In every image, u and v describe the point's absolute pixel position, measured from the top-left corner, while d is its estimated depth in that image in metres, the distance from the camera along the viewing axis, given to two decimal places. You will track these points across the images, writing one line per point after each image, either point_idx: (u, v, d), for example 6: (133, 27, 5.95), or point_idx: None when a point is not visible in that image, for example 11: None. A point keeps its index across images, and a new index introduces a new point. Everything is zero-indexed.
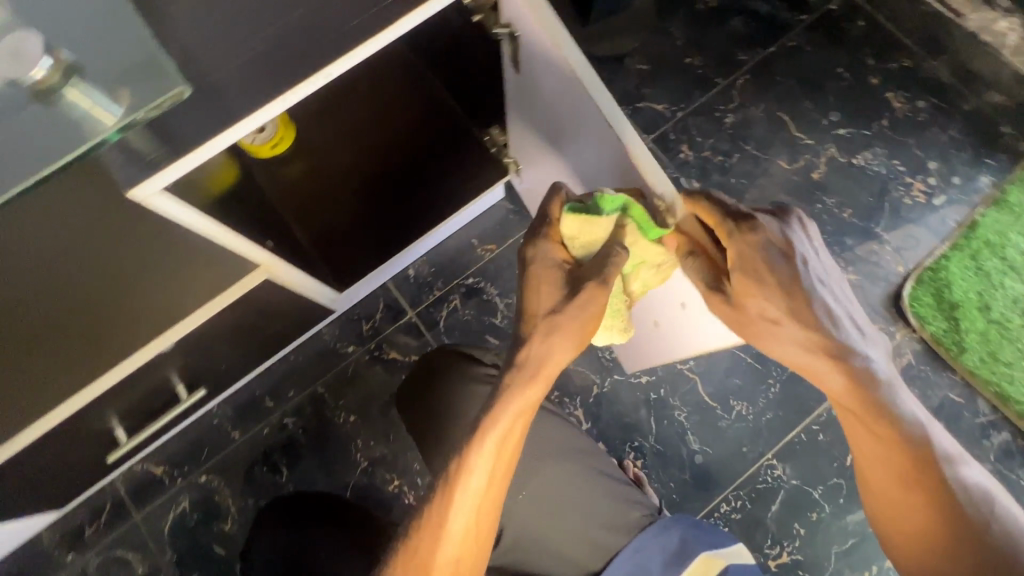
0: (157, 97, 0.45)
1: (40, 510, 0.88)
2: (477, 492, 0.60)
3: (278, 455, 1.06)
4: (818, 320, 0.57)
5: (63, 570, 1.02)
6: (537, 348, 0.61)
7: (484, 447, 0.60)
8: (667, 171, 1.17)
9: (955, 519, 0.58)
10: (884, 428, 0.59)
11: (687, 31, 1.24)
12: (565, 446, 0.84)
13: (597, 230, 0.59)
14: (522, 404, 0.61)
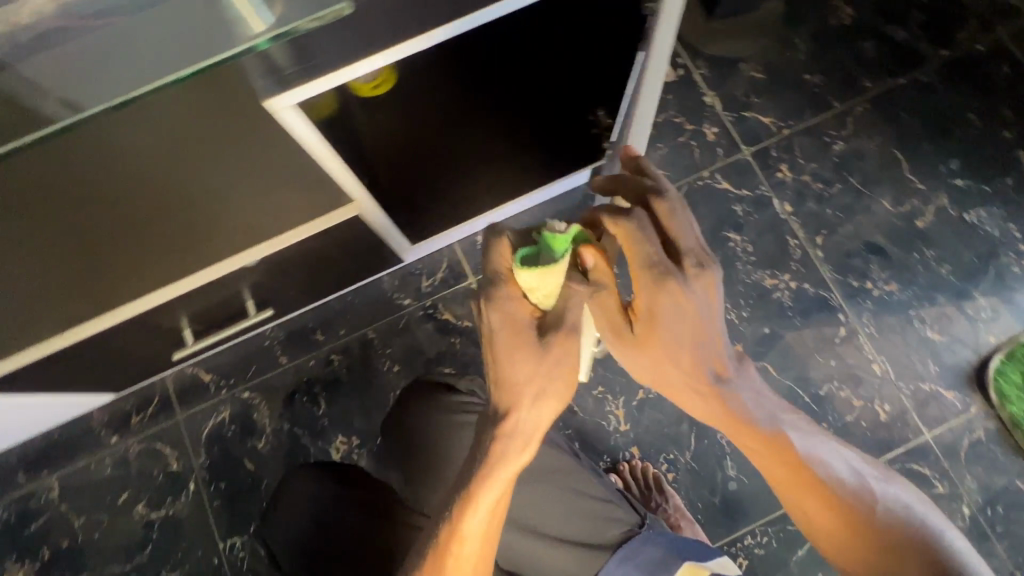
0: (317, 11, 0.45)
1: (100, 389, 0.93)
2: (472, 552, 0.59)
3: (318, 387, 1.08)
4: (696, 348, 0.57)
5: (105, 449, 1.07)
6: (529, 418, 0.58)
7: (477, 513, 0.58)
8: (760, 188, 1.12)
9: (871, 526, 0.57)
10: (779, 458, 0.58)
11: (812, 45, 1.17)
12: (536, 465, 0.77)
13: (558, 280, 0.54)
14: (512, 467, 0.58)
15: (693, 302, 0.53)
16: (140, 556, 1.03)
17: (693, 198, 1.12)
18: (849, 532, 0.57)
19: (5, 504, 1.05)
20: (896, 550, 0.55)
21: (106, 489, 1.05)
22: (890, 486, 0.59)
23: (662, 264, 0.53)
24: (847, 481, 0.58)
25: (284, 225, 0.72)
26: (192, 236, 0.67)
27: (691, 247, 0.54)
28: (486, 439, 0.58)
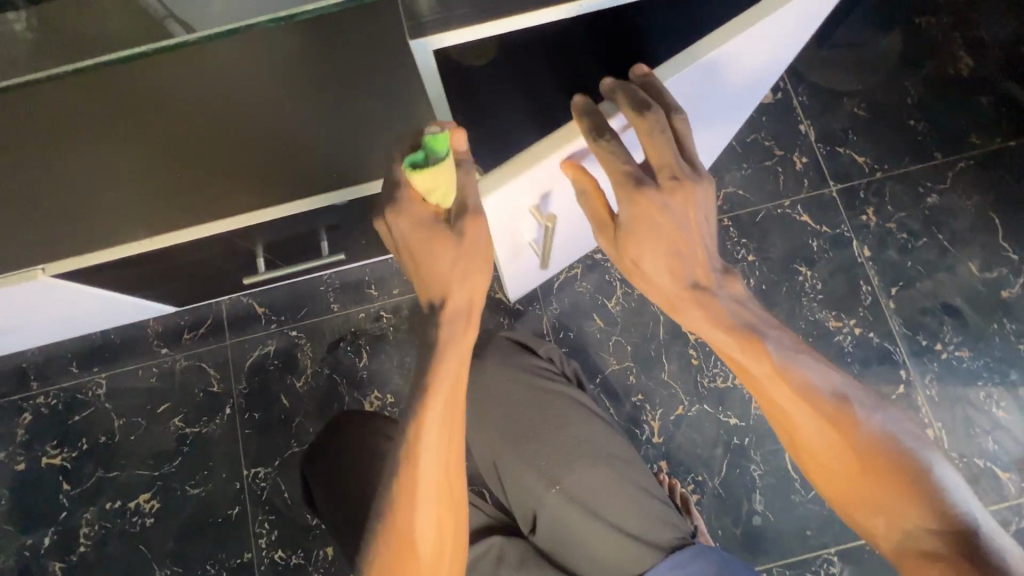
0: None
1: (165, 299, 0.96)
2: (437, 448, 0.59)
3: (364, 340, 1.10)
4: (687, 253, 0.60)
5: (153, 359, 1.11)
6: (459, 298, 0.60)
7: (435, 401, 0.59)
8: (841, 226, 1.08)
9: (882, 461, 0.54)
10: (762, 376, 0.58)
11: (923, 91, 1.12)
12: (604, 448, 0.78)
13: (448, 176, 0.54)
14: (458, 350, 0.61)
15: (674, 213, 0.57)
16: (169, 466, 1.06)
17: (769, 225, 1.09)
18: (838, 454, 0.56)
19: (55, 391, 1.10)
20: (889, 477, 0.54)
21: (148, 396, 1.09)
22: (889, 416, 0.58)
23: (638, 175, 0.55)
24: (840, 404, 0.57)
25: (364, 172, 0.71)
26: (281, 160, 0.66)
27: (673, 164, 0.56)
28: (431, 330, 0.61)
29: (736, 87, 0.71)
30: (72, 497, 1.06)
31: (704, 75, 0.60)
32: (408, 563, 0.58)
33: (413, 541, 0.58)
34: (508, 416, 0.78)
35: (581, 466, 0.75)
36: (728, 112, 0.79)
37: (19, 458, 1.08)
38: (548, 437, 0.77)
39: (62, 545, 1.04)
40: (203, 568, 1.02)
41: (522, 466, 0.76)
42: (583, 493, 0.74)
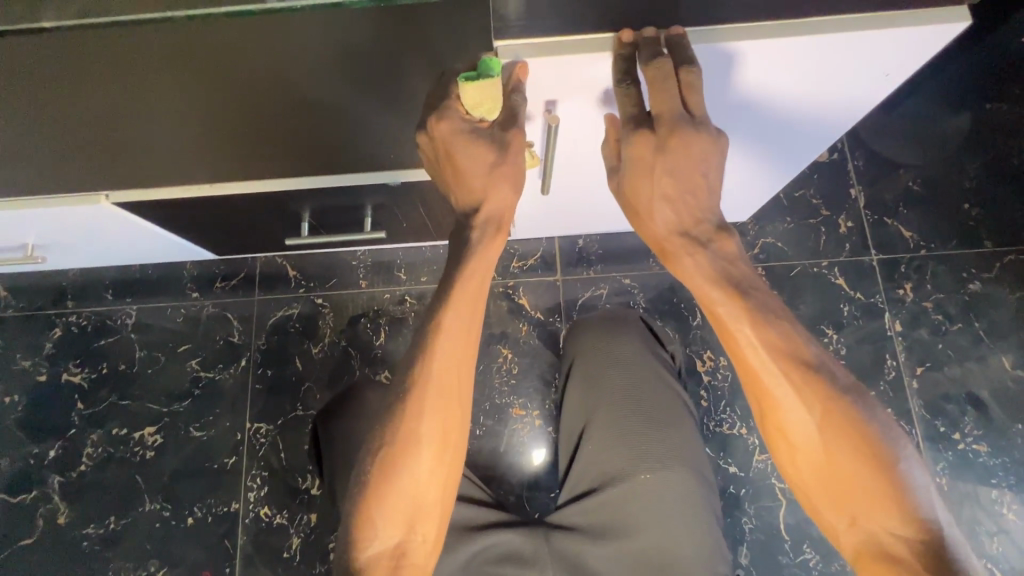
0: None
1: (208, 245, 1.00)
2: (449, 355, 0.61)
3: (384, 319, 1.12)
4: (677, 197, 0.61)
5: (184, 300, 1.15)
6: (493, 206, 0.62)
7: (457, 304, 0.61)
8: (875, 296, 1.07)
9: (856, 452, 0.56)
10: (741, 339, 0.59)
11: (983, 177, 1.11)
12: (697, 453, 0.78)
13: (496, 93, 0.57)
14: (487, 258, 0.63)
15: (689, 159, 0.59)
16: (178, 406, 1.09)
17: (803, 282, 1.09)
18: (808, 432, 0.58)
19: (87, 313, 1.15)
20: (855, 459, 0.56)
21: (171, 335, 1.13)
22: (870, 404, 0.58)
23: (640, 118, 0.58)
24: (819, 377, 0.57)
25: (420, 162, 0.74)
26: (325, 132, 0.67)
27: (674, 120, 0.57)
28: (461, 240, 0.63)
29: (781, 114, 0.68)
30: (83, 416, 1.10)
31: (756, 67, 0.57)
32: (408, 460, 0.59)
33: (414, 444, 0.60)
34: (629, 394, 0.81)
35: (675, 463, 0.76)
36: (758, 144, 0.76)
37: (42, 370, 1.12)
38: (648, 420, 0.79)
39: (64, 460, 1.07)
40: (191, 510, 1.04)
41: (614, 436, 0.79)
42: (665, 488, 0.75)
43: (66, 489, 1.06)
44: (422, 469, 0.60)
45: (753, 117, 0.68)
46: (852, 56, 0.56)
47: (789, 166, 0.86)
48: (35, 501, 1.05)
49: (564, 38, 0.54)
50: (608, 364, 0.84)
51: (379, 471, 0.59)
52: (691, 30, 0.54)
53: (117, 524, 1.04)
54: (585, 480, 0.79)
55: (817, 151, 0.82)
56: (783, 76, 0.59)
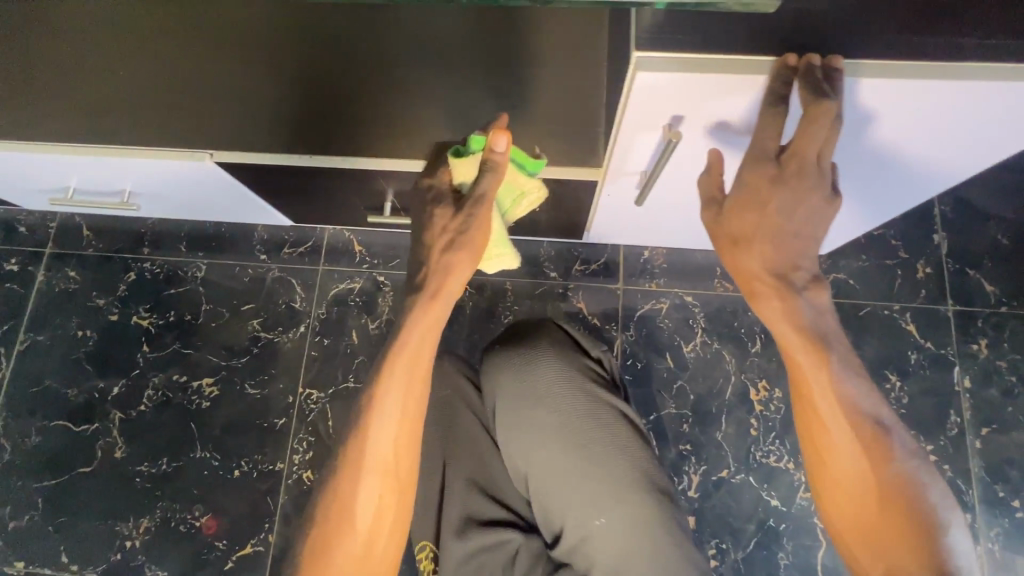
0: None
1: (287, 212, 1.03)
2: (389, 423, 0.64)
3: None
4: (781, 240, 0.59)
5: (252, 261, 1.18)
6: (443, 274, 0.67)
7: (393, 370, 0.65)
8: (947, 348, 1.04)
9: (904, 509, 0.55)
10: (815, 385, 0.58)
11: None
12: (654, 477, 0.77)
13: (467, 169, 0.68)
14: (425, 324, 0.66)
15: (805, 211, 0.59)
16: (236, 361, 1.13)
17: (872, 324, 1.06)
18: (859, 481, 0.57)
19: (160, 261, 1.20)
20: (893, 521, 0.55)
21: (237, 292, 1.17)
22: (924, 465, 0.58)
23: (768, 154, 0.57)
24: (875, 430, 0.57)
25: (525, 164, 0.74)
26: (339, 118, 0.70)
27: (807, 154, 0.56)
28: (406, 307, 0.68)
29: (897, 163, 0.65)
30: (147, 358, 1.14)
31: (901, 103, 0.54)
32: (344, 531, 0.62)
33: (348, 516, 0.62)
34: (590, 453, 0.77)
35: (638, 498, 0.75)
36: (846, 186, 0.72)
37: (114, 309, 1.18)
38: (592, 453, 0.77)
39: (126, 398, 1.12)
40: (238, 463, 1.08)
41: (566, 476, 0.76)
42: (627, 526, 0.74)
43: (126, 426, 1.11)
44: (358, 542, 0.62)
45: (861, 159, 0.65)
46: (1001, 108, 0.54)
47: (876, 217, 0.84)
48: (97, 433, 1.11)
49: (721, 55, 0.50)
50: (532, 399, 0.80)
51: (314, 545, 0.62)
52: (851, 62, 0.51)
53: (169, 465, 1.08)
54: (553, 521, 0.78)
55: (907, 204, 0.78)
56: (919, 124, 0.57)
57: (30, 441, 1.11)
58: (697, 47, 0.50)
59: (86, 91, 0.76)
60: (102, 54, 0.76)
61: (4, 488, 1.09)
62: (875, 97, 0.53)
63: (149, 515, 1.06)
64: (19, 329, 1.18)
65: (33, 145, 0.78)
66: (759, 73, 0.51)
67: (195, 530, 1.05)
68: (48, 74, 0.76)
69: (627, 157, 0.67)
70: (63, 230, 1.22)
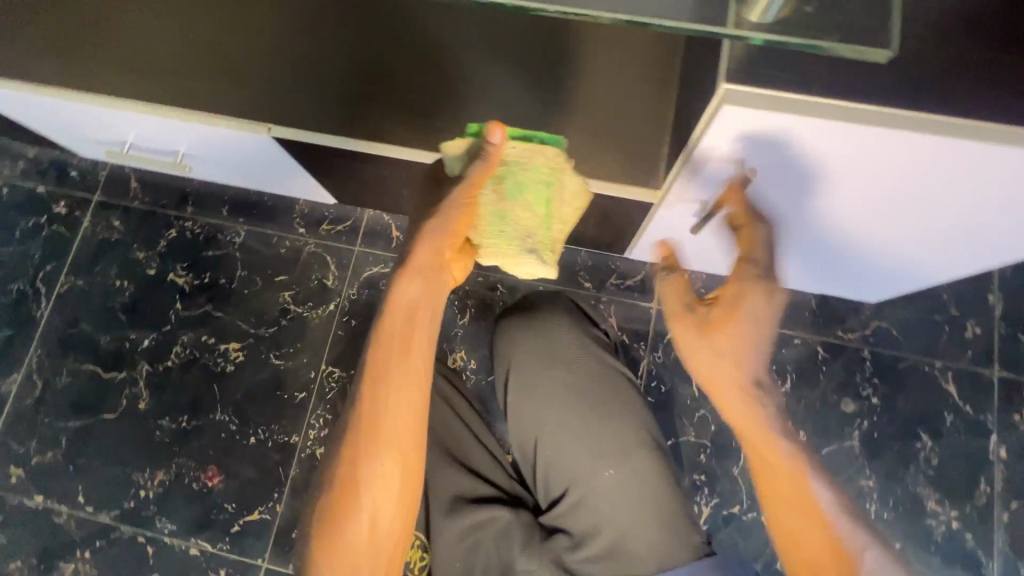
0: (861, 47, 0.41)
1: (333, 191, 1.03)
2: (389, 393, 0.64)
3: (472, 302, 1.11)
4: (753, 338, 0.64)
5: (290, 234, 1.19)
6: (429, 243, 0.67)
7: (384, 341, 0.65)
8: (986, 414, 1.00)
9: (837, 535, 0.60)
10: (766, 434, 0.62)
11: None
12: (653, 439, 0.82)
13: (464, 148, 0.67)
14: (415, 294, 0.67)
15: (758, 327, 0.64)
16: (263, 330, 1.14)
17: (909, 379, 1.02)
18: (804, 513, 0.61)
19: (202, 222, 1.21)
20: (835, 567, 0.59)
21: (272, 262, 1.18)
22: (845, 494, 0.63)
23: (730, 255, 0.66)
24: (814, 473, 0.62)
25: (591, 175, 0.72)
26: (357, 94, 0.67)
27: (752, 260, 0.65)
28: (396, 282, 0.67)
29: (975, 219, 0.62)
30: (178, 316, 1.16)
31: (989, 164, 0.50)
32: (350, 504, 0.63)
33: (348, 490, 0.63)
34: (596, 415, 0.82)
35: (636, 457, 0.79)
36: (891, 233, 0.69)
37: (153, 264, 1.20)
38: (592, 418, 0.81)
39: (155, 351, 1.15)
40: (255, 430, 1.10)
41: (567, 438, 0.81)
42: (627, 489, 0.78)
43: (151, 379, 1.14)
44: (365, 513, 0.63)
45: (936, 211, 0.61)
46: None
47: (938, 271, 0.80)
48: (123, 382, 1.14)
49: (811, 97, 0.47)
50: (546, 362, 0.85)
51: (322, 519, 0.63)
52: (957, 122, 0.47)
53: (188, 423, 1.11)
54: (555, 484, 0.82)
55: (951, 261, 0.75)
56: (1010, 185, 0.54)
57: (61, 380, 1.15)
58: (790, 87, 0.47)
59: (155, 53, 0.76)
60: (179, 18, 0.76)
61: (31, 422, 1.13)
62: (970, 155, 0.50)
63: (164, 469, 1.09)
64: (60, 271, 1.21)
65: (92, 99, 0.77)
66: (854, 123, 0.48)
67: (206, 490, 1.08)
68: (125, 33, 0.76)
69: (695, 180, 0.64)
70: (112, 179, 1.24)
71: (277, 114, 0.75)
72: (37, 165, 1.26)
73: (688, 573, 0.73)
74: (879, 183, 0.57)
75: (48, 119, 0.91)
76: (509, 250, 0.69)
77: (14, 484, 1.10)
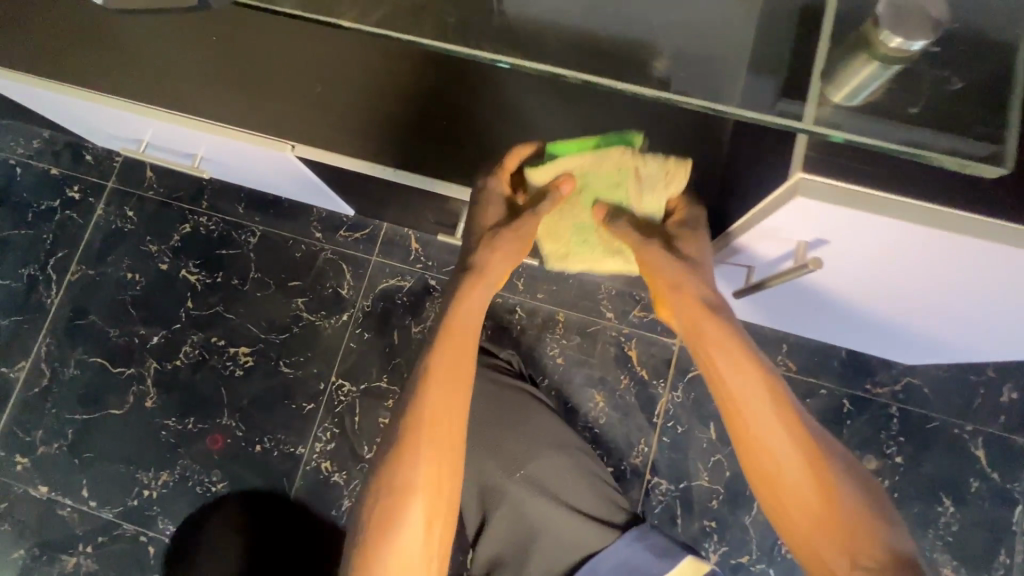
0: (972, 161, 0.40)
1: (354, 205, 0.99)
2: (443, 392, 0.63)
3: (489, 324, 1.08)
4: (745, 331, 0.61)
5: (306, 238, 1.15)
6: (489, 251, 0.65)
7: (442, 346, 0.64)
8: (1014, 484, 0.96)
9: (844, 503, 0.58)
10: (772, 446, 0.59)
11: None
12: (564, 438, 0.86)
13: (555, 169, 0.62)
14: (472, 301, 0.65)
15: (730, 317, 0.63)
16: (275, 336, 1.12)
17: (937, 440, 0.99)
18: (812, 488, 0.58)
19: (217, 219, 1.18)
20: (858, 566, 0.56)
21: (287, 266, 1.15)
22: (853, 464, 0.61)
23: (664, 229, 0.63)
24: (825, 476, 0.58)
25: None
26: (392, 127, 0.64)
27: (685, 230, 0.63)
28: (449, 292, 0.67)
29: None
30: (189, 315, 1.14)
31: None
32: (401, 509, 0.60)
33: (404, 497, 0.60)
34: (501, 428, 0.85)
35: (544, 457, 0.83)
36: (948, 323, 0.64)
37: (165, 258, 1.17)
38: (499, 434, 0.85)
39: (164, 349, 1.13)
40: (261, 438, 1.08)
41: (476, 455, 0.83)
42: (544, 484, 0.81)
43: (160, 378, 1.12)
44: (416, 521, 0.60)
45: (1006, 315, 0.56)
46: None
47: (988, 354, 0.75)
48: (131, 378, 1.12)
49: (902, 199, 0.43)
50: None
51: (376, 526, 0.60)
52: None
53: (195, 426, 1.10)
54: (476, 510, 0.84)
55: (1004, 349, 0.70)
56: None
57: (69, 372, 1.13)
58: (879, 185, 0.43)
59: (176, 60, 0.71)
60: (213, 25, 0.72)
61: (38, 412, 1.12)
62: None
63: (169, 470, 1.08)
64: (72, 260, 1.19)
65: (118, 100, 0.73)
66: (957, 234, 0.42)
67: (209, 494, 1.07)
68: (147, 36, 0.72)
69: (754, 244, 0.57)
70: (128, 167, 1.21)
71: (304, 135, 0.71)
72: (52, 146, 1.23)
73: (626, 545, 0.76)
74: (926, 285, 0.53)
75: (63, 112, 0.88)
76: (598, 256, 0.68)
77: (19, 473, 1.10)
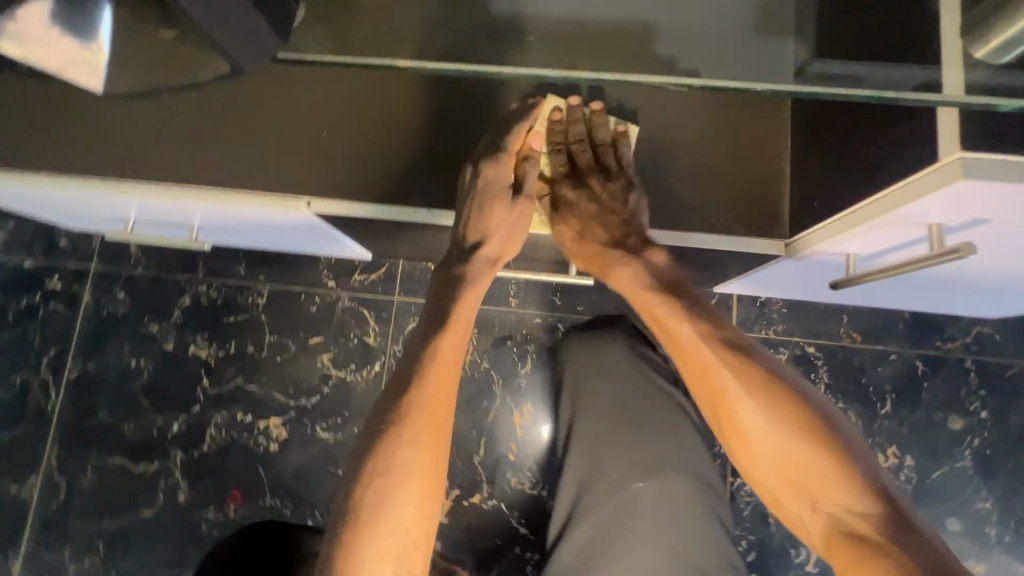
0: None
1: (373, 249, 0.91)
2: (443, 367, 0.55)
3: (532, 347, 1.01)
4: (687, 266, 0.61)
5: (318, 288, 1.07)
6: (498, 241, 0.60)
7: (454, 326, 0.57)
8: None
9: (803, 438, 0.51)
10: (723, 388, 0.54)
11: None
12: (698, 467, 0.73)
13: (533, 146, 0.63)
14: (483, 279, 0.60)
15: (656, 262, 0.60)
16: (305, 400, 1.03)
17: (1018, 387, 0.95)
18: (761, 425, 0.52)
19: (217, 285, 1.08)
20: (820, 510, 0.50)
21: (304, 323, 1.06)
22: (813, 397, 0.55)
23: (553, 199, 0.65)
24: (779, 409, 0.52)
25: (696, 226, 0.62)
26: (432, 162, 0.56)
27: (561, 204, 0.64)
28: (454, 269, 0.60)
29: None
30: (207, 394, 1.05)
31: None
32: (390, 491, 0.50)
33: (395, 475, 0.50)
34: (643, 432, 0.73)
35: (672, 479, 0.71)
36: None
37: (170, 337, 1.07)
38: (641, 444, 0.72)
39: (187, 436, 1.04)
40: (312, 512, 1.00)
41: (608, 456, 0.72)
42: (661, 508, 0.69)
43: (188, 468, 1.03)
44: (406, 503, 0.50)
45: None
46: None
47: None
48: (157, 474, 1.03)
49: None
50: (593, 376, 0.78)
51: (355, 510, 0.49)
52: None
53: (237, 513, 1.01)
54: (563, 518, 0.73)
55: None
56: None
57: (86, 479, 1.04)
58: None
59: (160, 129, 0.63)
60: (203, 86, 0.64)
61: (62, 528, 1.02)
62: None
63: None
64: (66, 357, 1.08)
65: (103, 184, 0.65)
66: None
67: None
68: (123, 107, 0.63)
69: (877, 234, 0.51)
70: (109, 246, 1.10)
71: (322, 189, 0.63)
72: (20, 237, 1.11)
73: None
74: None
75: (37, 203, 0.78)
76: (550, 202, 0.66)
77: None
